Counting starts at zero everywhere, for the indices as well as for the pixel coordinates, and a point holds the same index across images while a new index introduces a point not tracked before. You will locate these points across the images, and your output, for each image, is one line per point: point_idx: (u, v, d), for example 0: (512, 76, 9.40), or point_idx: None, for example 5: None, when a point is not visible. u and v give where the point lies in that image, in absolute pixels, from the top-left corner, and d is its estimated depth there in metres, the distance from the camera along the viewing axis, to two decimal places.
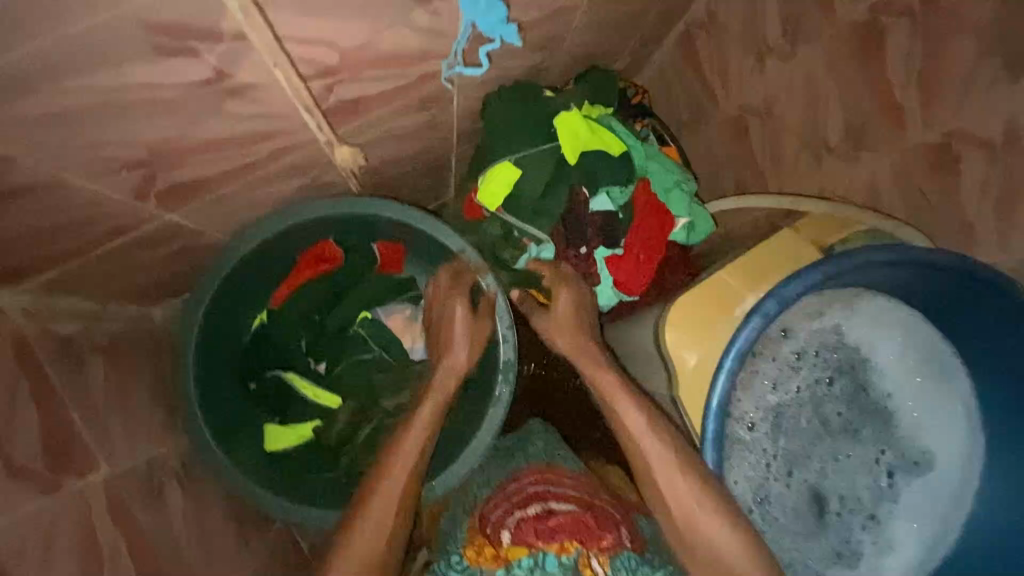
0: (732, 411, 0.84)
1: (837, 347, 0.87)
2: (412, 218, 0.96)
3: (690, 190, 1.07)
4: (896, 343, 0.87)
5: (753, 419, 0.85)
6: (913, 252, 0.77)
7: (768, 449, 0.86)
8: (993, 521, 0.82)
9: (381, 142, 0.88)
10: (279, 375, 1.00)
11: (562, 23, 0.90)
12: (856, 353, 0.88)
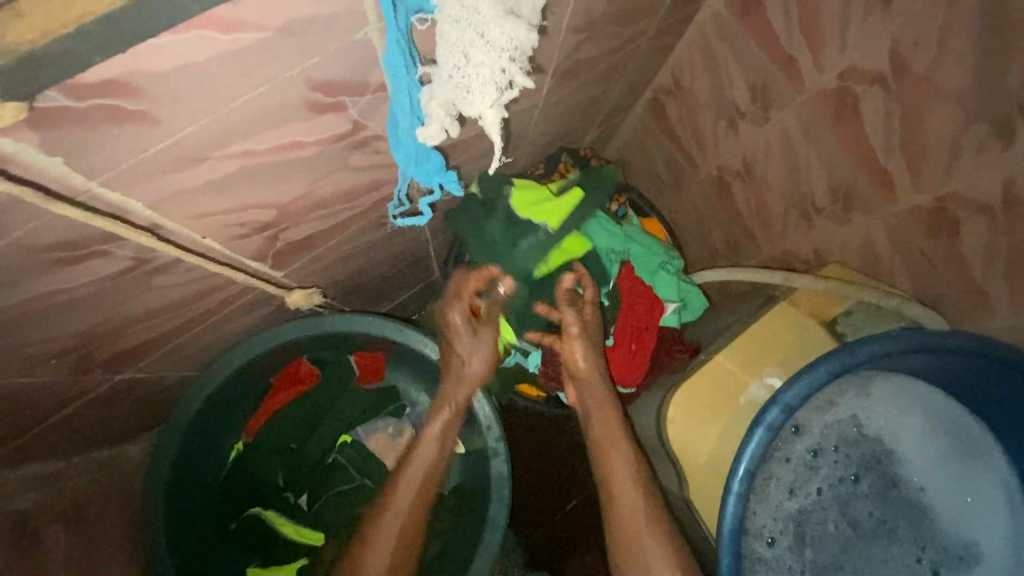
0: (747, 525, 0.76)
1: (855, 440, 0.79)
2: (385, 331, 0.91)
3: (676, 268, 1.01)
4: (920, 431, 0.79)
5: (772, 532, 0.77)
6: (920, 338, 0.71)
7: (795, 563, 0.77)
8: None
9: (343, 262, 0.84)
10: (256, 514, 0.93)
11: (518, 122, 0.87)
12: (880, 445, 0.80)
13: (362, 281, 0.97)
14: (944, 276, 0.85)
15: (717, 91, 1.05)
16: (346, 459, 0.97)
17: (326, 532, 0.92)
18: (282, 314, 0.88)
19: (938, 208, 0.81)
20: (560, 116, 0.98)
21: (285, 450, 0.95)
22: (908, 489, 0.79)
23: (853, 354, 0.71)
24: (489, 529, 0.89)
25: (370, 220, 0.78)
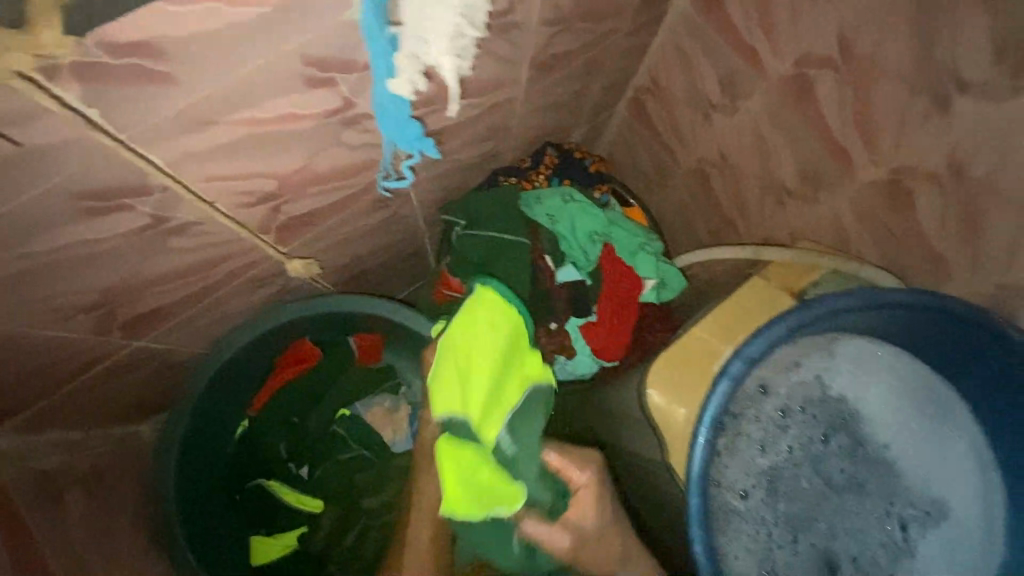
0: (719, 478, 0.80)
1: (821, 399, 0.84)
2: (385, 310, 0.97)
3: (655, 250, 1.08)
4: (880, 387, 0.85)
5: (745, 486, 0.81)
6: (875, 295, 0.77)
7: (768, 516, 0.81)
8: None
9: (342, 243, 0.92)
10: (262, 484, 0.99)
11: (501, 113, 0.94)
12: (844, 404, 0.84)
13: (361, 265, 1.04)
14: (908, 244, 0.90)
15: (688, 85, 1.13)
16: (344, 432, 1.02)
17: (326, 500, 0.98)
18: (285, 293, 0.95)
19: (894, 178, 0.87)
20: (542, 109, 1.05)
21: (294, 425, 1.01)
22: (872, 442, 0.83)
23: (812, 310, 0.77)
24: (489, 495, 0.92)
25: (365, 202, 0.85)
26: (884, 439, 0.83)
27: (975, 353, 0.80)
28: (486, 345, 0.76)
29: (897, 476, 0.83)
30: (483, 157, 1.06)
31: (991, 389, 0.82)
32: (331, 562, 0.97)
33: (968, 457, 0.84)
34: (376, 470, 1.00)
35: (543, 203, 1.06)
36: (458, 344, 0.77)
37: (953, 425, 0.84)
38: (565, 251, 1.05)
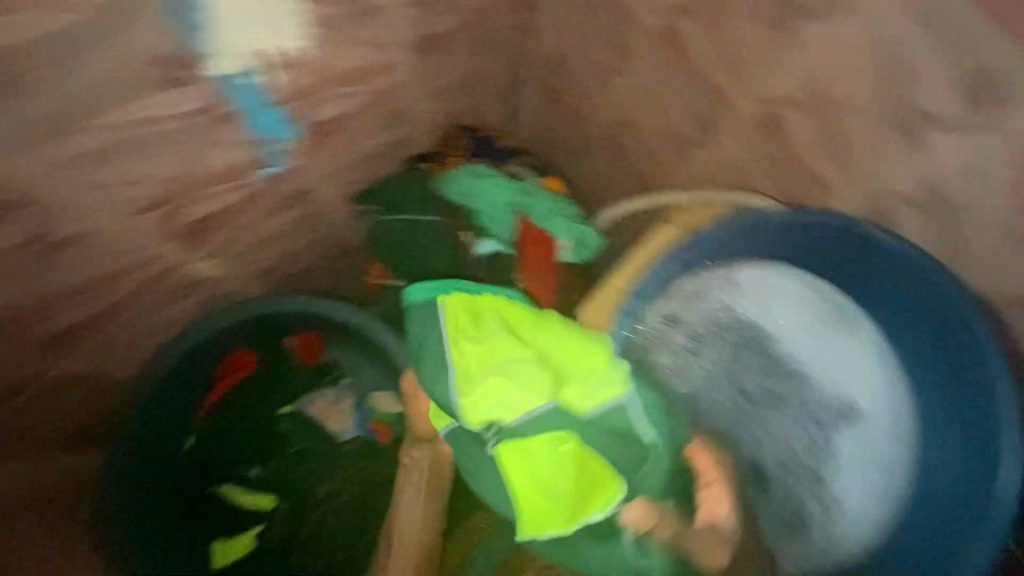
0: None
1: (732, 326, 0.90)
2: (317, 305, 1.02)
3: (570, 214, 1.12)
4: (788, 309, 0.89)
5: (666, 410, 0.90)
6: (752, 220, 0.86)
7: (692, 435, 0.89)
8: (942, 456, 0.83)
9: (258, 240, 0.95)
10: (216, 489, 1.00)
11: (397, 98, 0.99)
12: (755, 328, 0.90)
13: (289, 268, 1.07)
14: (795, 167, 0.95)
15: (579, 55, 1.19)
16: (290, 429, 1.03)
17: (279, 495, 1.00)
18: (216, 299, 1.00)
19: (762, 106, 0.93)
20: (441, 93, 1.10)
21: (241, 431, 1.03)
22: (787, 362, 0.88)
23: (694, 241, 0.88)
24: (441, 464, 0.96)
25: (274, 195, 0.94)
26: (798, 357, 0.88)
27: (859, 263, 0.87)
28: (558, 352, 0.79)
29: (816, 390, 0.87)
30: (394, 147, 1.09)
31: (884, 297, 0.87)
32: (292, 555, 0.98)
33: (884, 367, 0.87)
34: (330, 461, 1.02)
35: (457, 182, 1.09)
36: (476, 363, 0.77)
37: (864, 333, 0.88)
38: (483, 225, 1.08)
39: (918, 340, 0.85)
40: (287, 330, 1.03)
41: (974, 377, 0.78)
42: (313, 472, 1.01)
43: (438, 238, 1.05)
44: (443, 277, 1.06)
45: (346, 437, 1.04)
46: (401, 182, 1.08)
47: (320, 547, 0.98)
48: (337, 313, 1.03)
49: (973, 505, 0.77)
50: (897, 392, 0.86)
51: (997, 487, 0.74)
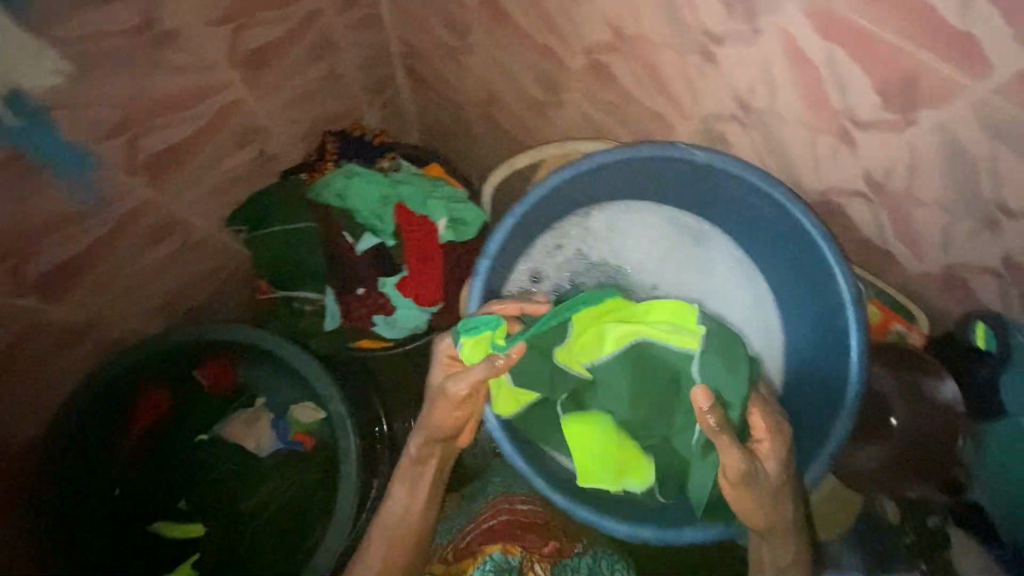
0: None
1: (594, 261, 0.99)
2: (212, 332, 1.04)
3: (446, 194, 1.13)
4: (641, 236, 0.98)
5: None
6: (581, 166, 0.87)
7: None
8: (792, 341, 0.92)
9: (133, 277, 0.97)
10: (147, 529, 1.01)
11: (246, 114, 1.01)
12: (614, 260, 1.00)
13: (184, 300, 1.10)
14: (631, 107, 1.00)
15: (428, 38, 1.20)
16: (211, 456, 1.06)
17: (206, 520, 1.01)
18: (114, 342, 1.03)
19: (589, 56, 0.98)
20: (296, 101, 1.11)
21: (165, 465, 1.05)
22: (645, 286, 0.97)
23: (530, 197, 0.87)
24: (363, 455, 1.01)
25: (133, 229, 0.94)
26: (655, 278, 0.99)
27: (692, 183, 0.91)
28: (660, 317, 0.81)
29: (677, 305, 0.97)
30: (261, 165, 1.11)
31: (720, 208, 0.93)
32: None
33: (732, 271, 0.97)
34: (254, 476, 1.04)
35: (330, 185, 1.11)
36: (576, 343, 0.81)
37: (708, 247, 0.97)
38: (361, 221, 1.10)
39: (755, 242, 0.93)
40: (190, 360, 1.06)
41: (804, 268, 0.86)
42: (236, 490, 1.03)
43: (317, 243, 1.08)
44: (331, 278, 1.09)
45: (266, 451, 1.07)
46: (275, 198, 1.11)
47: (258, 562, 1.00)
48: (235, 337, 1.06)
49: (817, 377, 0.87)
50: (744, 293, 0.97)
51: (840, 367, 0.81)
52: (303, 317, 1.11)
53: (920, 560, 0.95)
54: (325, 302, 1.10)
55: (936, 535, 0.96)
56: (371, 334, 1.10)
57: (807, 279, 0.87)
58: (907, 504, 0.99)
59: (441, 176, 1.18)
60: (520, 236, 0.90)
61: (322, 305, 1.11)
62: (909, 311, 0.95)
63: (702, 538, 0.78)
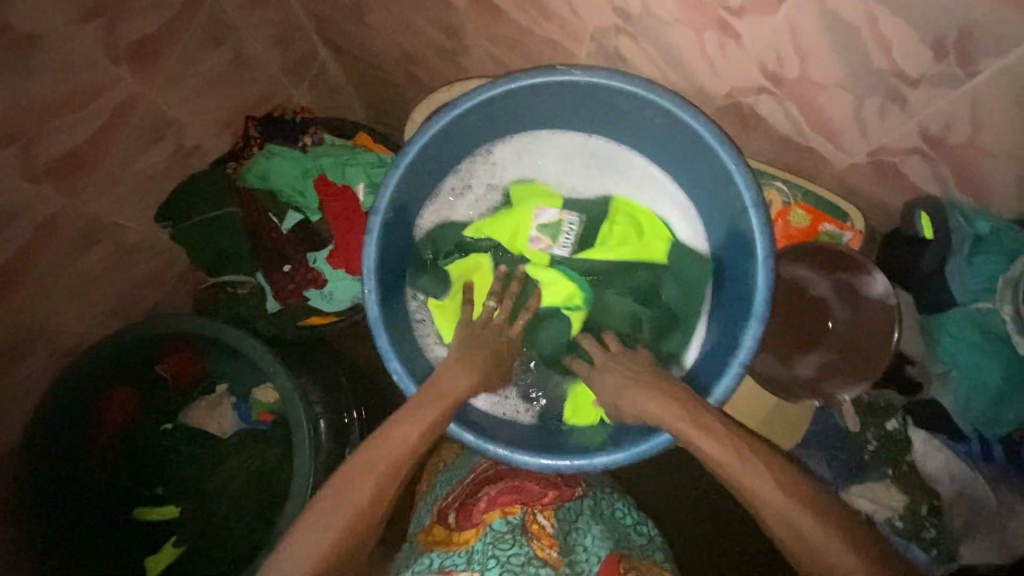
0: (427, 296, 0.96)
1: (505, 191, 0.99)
2: (160, 325, 1.04)
3: (366, 159, 1.13)
4: (547, 160, 0.97)
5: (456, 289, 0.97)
6: (463, 104, 0.82)
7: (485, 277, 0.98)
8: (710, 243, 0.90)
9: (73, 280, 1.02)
10: (134, 514, 1.11)
11: (152, 107, 1.03)
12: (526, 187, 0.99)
13: (135, 300, 1.15)
14: (526, 37, 0.96)
15: (330, 5, 1.15)
16: (177, 442, 1.13)
17: (178, 502, 1.11)
18: (67, 349, 1.07)
19: None
20: (204, 91, 1.11)
21: (138, 456, 1.13)
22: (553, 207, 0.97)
23: (414, 144, 0.83)
24: (322, 425, 1.08)
25: (59, 235, 0.97)
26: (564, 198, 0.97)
27: (586, 101, 0.86)
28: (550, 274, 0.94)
29: (597, 216, 0.97)
30: (183, 159, 1.13)
31: (620, 122, 0.89)
32: (214, 548, 1.08)
33: (644, 181, 0.96)
34: (221, 458, 1.12)
35: (252, 168, 1.12)
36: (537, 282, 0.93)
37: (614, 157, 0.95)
38: (285, 200, 1.12)
39: (661, 153, 0.90)
40: (147, 359, 1.09)
41: (708, 173, 0.82)
42: (202, 473, 1.11)
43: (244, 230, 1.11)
44: (263, 260, 1.11)
45: (229, 432, 1.14)
46: (200, 189, 1.12)
47: (234, 534, 1.08)
48: (178, 325, 1.04)
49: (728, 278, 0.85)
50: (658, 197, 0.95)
51: (750, 274, 0.78)
52: (245, 302, 1.14)
53: (886, 464, 0.95)
54: (258, 282, 1.13)
55: (898, 439, 0.94)
56: (314, 309, 1.11)
57: (711, 183, 0.83)
58: (860, 409, 0.97)
59: (363, 143, 1.17)
60: (413, 182, 0.87)
61: (258, 288, 1.14)
62: (841, 209, 0.89)
63: (617, 462, 0.78)
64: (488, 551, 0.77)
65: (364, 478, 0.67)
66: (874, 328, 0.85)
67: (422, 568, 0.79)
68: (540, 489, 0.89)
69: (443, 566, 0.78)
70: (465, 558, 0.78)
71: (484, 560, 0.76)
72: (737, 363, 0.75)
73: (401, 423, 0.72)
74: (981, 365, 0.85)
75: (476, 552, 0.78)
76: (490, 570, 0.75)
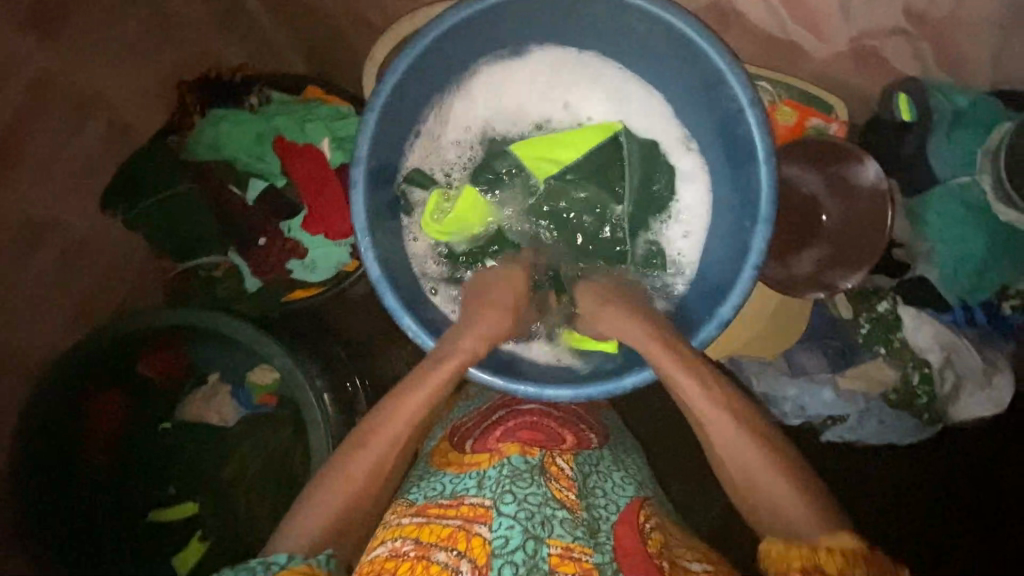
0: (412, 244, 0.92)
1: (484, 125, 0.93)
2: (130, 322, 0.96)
3: (324, 111, 1.03)
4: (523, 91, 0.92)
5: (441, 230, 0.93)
6: (432, 35, 0.76)
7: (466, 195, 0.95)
8: (702, 145, 0.89)
9: None
10: (150, 517, 1.07)
11: None
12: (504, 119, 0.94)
13: (99, 301, 1.06)
14: None
15: None
16: (178, 439, 1.08)
17: (194, 498, 1.08)
18: (35, 365, 1.00)
19: None
20: (122, 58, 0.98)
21: (138, 459, 1.07)
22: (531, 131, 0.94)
23: (384, 86, 0.77)
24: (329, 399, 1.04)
25: None
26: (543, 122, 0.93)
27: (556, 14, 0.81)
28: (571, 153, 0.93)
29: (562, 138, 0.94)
30: (118, 138, 1.01)
31: (598, 33, 0.84)
32: (244, 533, 1.06)
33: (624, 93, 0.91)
34: (230, 448, 1.08)
35: (199, 138, 1.02)
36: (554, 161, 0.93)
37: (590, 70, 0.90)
38: (244, 168, 1.03)
39: (643, 62, 0.86)
40: (120, 359, 1.01)
41: (695, 77, 0.80)
42: (211, 466, 1.08)
43: (204, 207, 1.02)
44: (232, 237, 1.04)
45: (233, 419, 1.09)
46: (144, 169, 1.02)
47: (262, 519, 1.06)
48: (153, 317, 0.96)
49: (726, 178, 0.85)
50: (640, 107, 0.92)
51: (752, 176, 0.77)
52: (224, 282, 1.07)
53: (877, 345, 0.97)
54: (231, 261, 1.06)
55: (889, 319, 0.96)
56: (300, 281, 1.05)
57: (697, 86, 0.81)
58: (852, 296, 0.99)
59: (318, 94, 1.06)
60: (389, 125, 0.81)
61: (234, 267, 1.06)
62: (825, 101, 0.88)
63: (646, 380, 0.78)
64: (503, 484, 0.68)
65: (378, 438, 0.72)
66: (865, 213, 0.88)
67: (433, 492, 0.71)
68: (558, 430, 0.79)
69: (455, 491, 0.70)
70: (477, 481, 0.70)
71: (498, 491, 0.67)
72: (749, 268, 0.76)
73: (398, 404, 0.74)
74: (965, 236, 0.89)
75: (489, 478, 0.70)
76: (506, 505, 0.66)
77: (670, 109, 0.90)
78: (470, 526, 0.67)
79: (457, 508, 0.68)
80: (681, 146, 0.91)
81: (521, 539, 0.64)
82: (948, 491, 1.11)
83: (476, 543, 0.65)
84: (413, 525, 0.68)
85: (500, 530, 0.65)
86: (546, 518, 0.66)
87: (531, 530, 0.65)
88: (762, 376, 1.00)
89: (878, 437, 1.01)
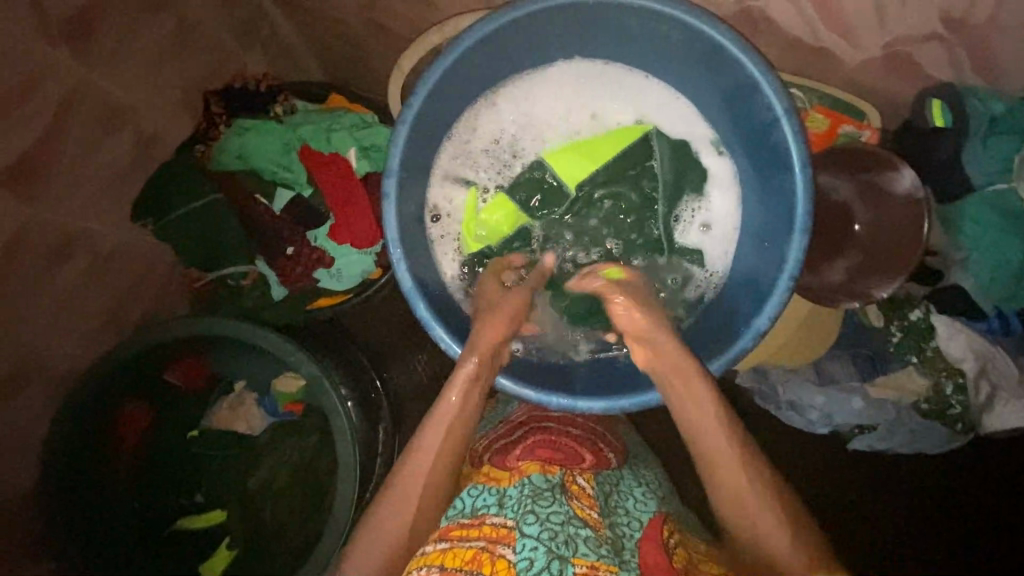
0: (440, 256, 0.92)
1: (514, 131, 0.92)
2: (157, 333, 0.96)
3: (351, 120, 1.04)
4: (552, 99, 0.91)
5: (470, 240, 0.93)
6: (466, 46, 0.76)
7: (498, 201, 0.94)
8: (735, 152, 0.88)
9: (58, 297, 0.95)
10: (176, 525, 1.08)
11: (101, 98, 0.93)
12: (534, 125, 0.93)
13: (126, 314, 1.07)
14: None
15: None
16: (205, 447, 1.09)
17: (221, 506, 1.08)
18: (64, 376, 1.00)
19: None
20: (149, 72, 0.99)
21: (165, 466, 1.08)
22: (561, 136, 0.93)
23: (417, 97, 0.77)
24: (353, 407, 1.03)
25: (30, 253, 0.89)
26: (572, 128, 0.93)
27: (589, 22, 0.81)
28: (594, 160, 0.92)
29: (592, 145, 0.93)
30: (145, 150, 1.02)
31: (630, 40, 0.84)
32: (270, 542, 1.06)
33: (654, 99, 0.91)
34: (254, 457, 1.09)
35: (226, 148, 1.02)
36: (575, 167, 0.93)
37: (621, 77, 0.90)
38: (270, 178, 1.03)
39: (674, 69, 0.86)
40: (151, 368, 1.02)
41: (728, 84, 0.79)
42: (237, 472, 1.08)
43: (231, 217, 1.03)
44: (258, 246, 1.05)
45: (258, 428, 1.10)
46: (173, 180, 1.03)
47: (287, 528, 1.06)
48: (181, 327, 0.97)
49: (760, 184, 0.84)
50: (672, 113, 0.91)
51: (789, 185, 0.76)
52: (250, 290, 1.08)
53: (909, 354, 0.96)
54: (258, 270, 1.06)
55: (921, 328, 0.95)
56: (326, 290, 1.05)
57: (729, 93, 0.81)
58: (882, 305, 0.98)
59: (344, 104, 1.06)
60: (420, 134, 0.81)
61: (259, 276, 1.07)
62: (858, 108, 0.88)
63: None
64: (525, 504, 0.69)
65: (407, 480, 0.70)
66: (900, 222, 0.87)
67: (454, 512, 0.73)
68: (578, 448, 0.79)
69: (475, 509, 0.71)
70: (498, 499, 0.72)
71: (521, 511, 0.68)
72: (785, 277, 0.75)
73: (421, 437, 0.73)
74: (1002, 245, 0.87)
75: (511, 497, 0.71)
76: (528, 526, 0.66)
77: (701, 118, 0.90)
78: (494, 547, 0.66)
79: (479, 528, 0.69)
80: (717, 152, 0.90)
81: (545, 560, 0.63)
82: (983, 504, 1.08)
83: (501, 564, 0.65)
84: (439, 552, 0.68)
85: (524, 551, 0.65)
86: (570, 537, 0.66)
87: (554, 550, 0.64)
88: (788, 384, 1.00)
89: (908, 446, 1.00)
